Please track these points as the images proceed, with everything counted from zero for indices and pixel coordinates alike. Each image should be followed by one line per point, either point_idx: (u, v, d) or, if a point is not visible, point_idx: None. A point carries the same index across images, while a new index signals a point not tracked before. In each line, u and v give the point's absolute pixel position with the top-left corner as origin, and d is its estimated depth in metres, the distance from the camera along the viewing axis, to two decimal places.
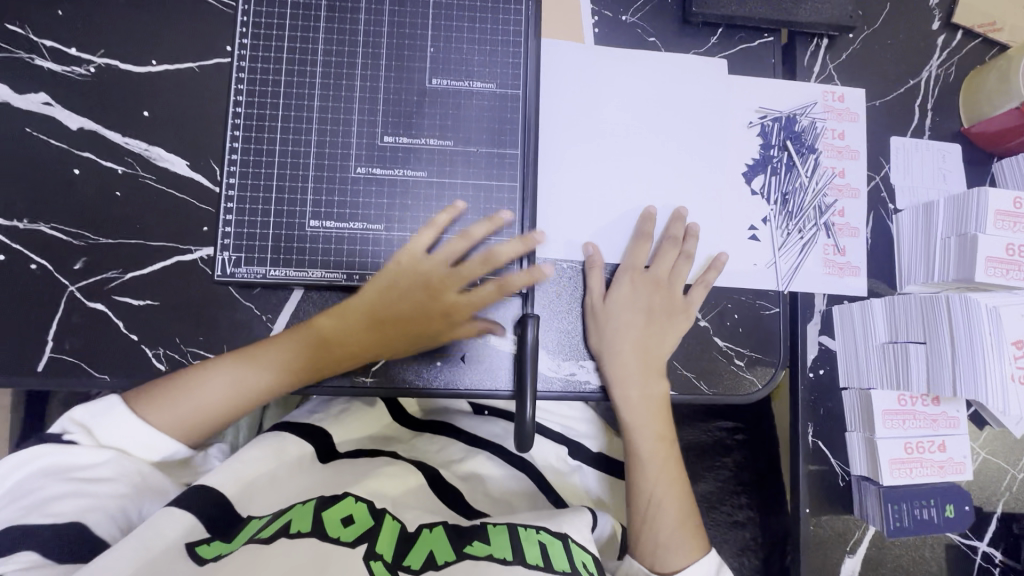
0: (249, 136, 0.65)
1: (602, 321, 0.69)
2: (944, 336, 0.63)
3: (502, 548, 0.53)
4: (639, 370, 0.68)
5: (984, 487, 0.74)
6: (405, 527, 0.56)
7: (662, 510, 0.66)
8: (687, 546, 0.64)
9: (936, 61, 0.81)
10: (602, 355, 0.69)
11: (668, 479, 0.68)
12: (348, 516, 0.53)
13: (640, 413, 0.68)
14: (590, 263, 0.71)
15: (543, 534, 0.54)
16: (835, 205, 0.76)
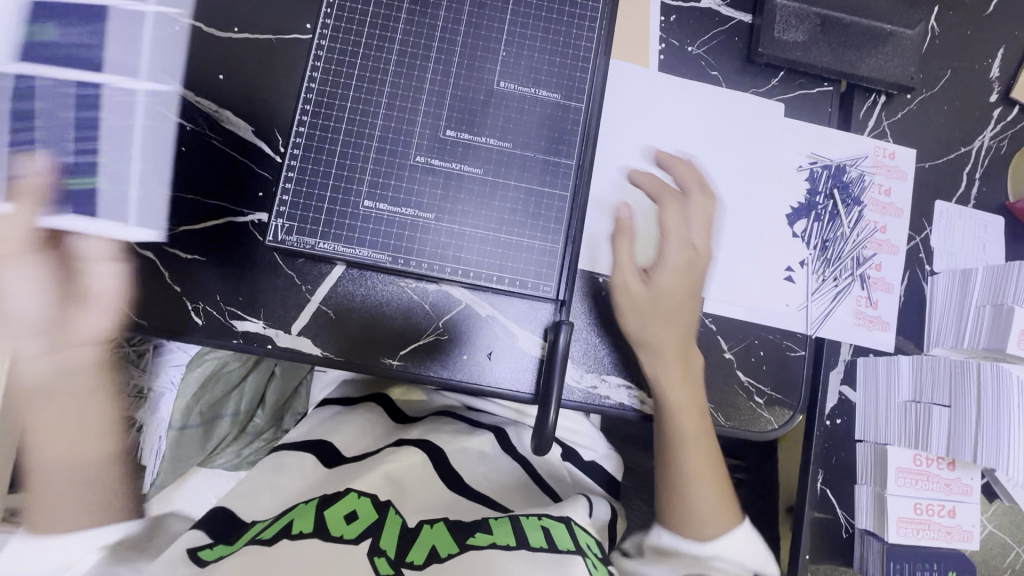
0: (318, 112, 0.67)
1: (644, 313, 0.67)
2: (970, 402, 0.63)
3: (504, 535, 0.53)
4: (674, 355, 0.67)
5: (985, 560, 0.74)
6: (405, 521, 0.56)
7: (696, 456, 0.66)
8: (723, 520, 0.65)
9: (989, 132, 0.82)
10: (639, 346, 0.68)
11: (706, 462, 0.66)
12: (352, 512, 0.53)
13: (681, 395, 0.66)
14: (621, 227, 0.68)
15: (546, 521, 0.56)
16: (873, 258, 0.77)
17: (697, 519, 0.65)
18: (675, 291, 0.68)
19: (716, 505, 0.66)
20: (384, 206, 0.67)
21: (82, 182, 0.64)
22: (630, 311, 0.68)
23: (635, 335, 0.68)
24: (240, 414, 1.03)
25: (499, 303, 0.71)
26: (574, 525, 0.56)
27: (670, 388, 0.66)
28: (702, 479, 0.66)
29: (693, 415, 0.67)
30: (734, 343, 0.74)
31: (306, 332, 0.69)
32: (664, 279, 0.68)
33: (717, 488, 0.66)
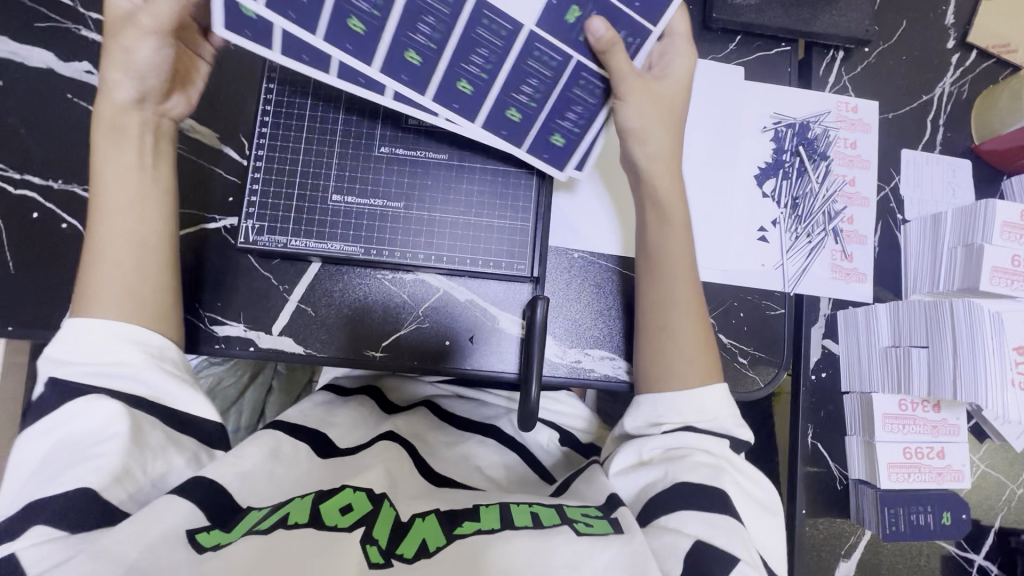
0: (279, 110, 0.67)
1: (671, 121, 0.64)
2: (946, 340, 0.63)
3: (491, 521, 0.52)
4: (668, 218, 0.65)
5: (982, 500, 0.75)
6: (399, 514, 0.53)
7: (677, 289, 0.64)
8: (703, 373, 0.61)
9: (949, 78, 0.83)
10: (645, 157, 0.65)
11: (688, 312, 0.64)
12: (347, 505, 0.51)
13: (670, 259, 0.65)
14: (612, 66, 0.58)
15: (536, 506, 0.54)
16: (843, 212, 0.78)
17: (669, 374, 0.62)
18: (679, 86, 0.64)
19: (696, 352, 0.63)
20: (353, 198, 0.68)
21: (358, 26, 0.54)
22: (636, 89, 0.60)
23: (645, 142, 0.64)
24: (241, 430, 1.01)
25: (477, 286, 0.71)
26: (567, 506, 0.54)
27: (665, 244, 0.65)
28: (688, 333, 0.63)
29: (680, 259, 0.65)
30: (714, 306, 0.74)
31: (287, 331, 0.70)
32: (674, 75, 0.64)
33: (698, 350, 0.63)
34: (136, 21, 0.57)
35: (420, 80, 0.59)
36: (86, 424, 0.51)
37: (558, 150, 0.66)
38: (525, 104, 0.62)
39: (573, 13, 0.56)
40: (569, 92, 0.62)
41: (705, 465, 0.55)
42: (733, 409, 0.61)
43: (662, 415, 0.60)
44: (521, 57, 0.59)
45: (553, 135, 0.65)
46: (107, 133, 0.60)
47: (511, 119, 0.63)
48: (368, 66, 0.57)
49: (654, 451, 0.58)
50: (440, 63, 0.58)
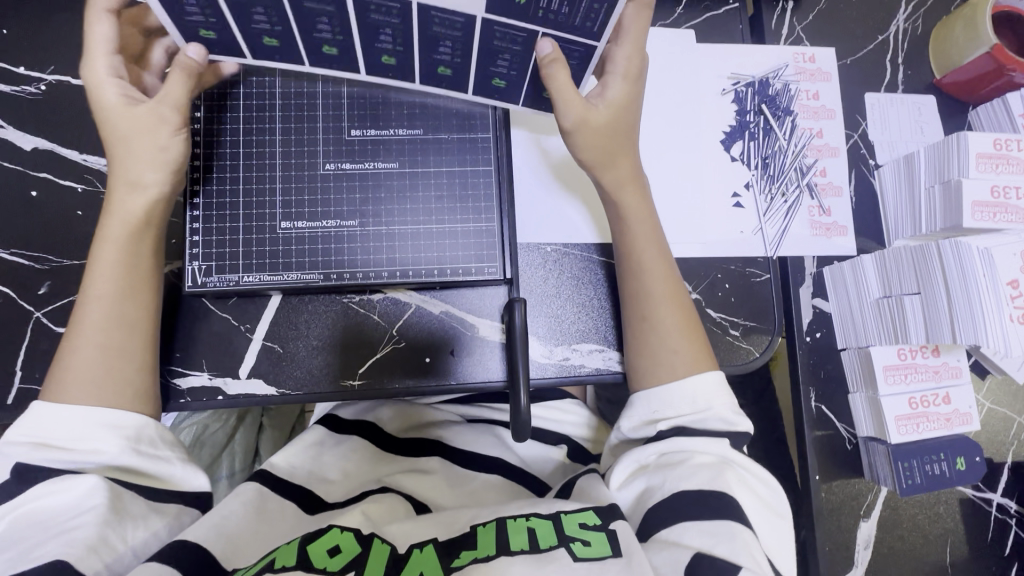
0: (210, 140, 0.63)
1: (612, 144, 0.63)
2: (937, 283, 0.62)
3: (488, 547, 0.50)
4: (637, 211, 0.64)
5: (992, 437, 0.73)
6: (396, 548, 0.52)
7: (654, 280, 0.63)
8: (692, 362, 0.61)
9: (902, 15, 0.81)
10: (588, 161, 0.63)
11: (669, 297, 0.63)
12: (334, 547, 0.50)
13: (642, 254, 0.64)
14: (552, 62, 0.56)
15: (533, 519, 0.52)
16: (815, 165, 0.75)
17: (657, 368, 0.61)
18: (618, 107, 0.62)
19: (682, 341, 0.62)
20: (303, 223, 0.63)
21: (272, 42, 0.57)
22: (576, 127, 0.61)
23: (595, 163, 0.63)
24: (236, 473, 0.95)
25: (450, 296, 0.68)
26: (563, 514, 0.52)
27: (631, 239, 0.64)
28: (673, 319, 0.63)
29: (649, 249, 0.64)
30: (698, 282, 0.71)
31: (255, 374, 0.65)
32: (613, 94, 0.61)
33: (685, 339, 0.62)
34: (161, 116, 0.56)
35: (349, 64, 0.60)
36: (59, 501, 0.50)
37: (505, 91, 0.63)
38: (452, 61, 0.59)
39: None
40: (495, 31, 0.55)
41: (704, 467, 0.54)
42: (728, 397, 0.59)
43: (658, 411, 0.60)
44: (428, 23, 0.54)
45: (493, 79, 0.61)
46: (136, 227, 0.58)
47: (443, 76, 0.61)
48: (303, 65, 0.61)
49: (655, 458, 0.57)
50: (354, 52, 0.58)
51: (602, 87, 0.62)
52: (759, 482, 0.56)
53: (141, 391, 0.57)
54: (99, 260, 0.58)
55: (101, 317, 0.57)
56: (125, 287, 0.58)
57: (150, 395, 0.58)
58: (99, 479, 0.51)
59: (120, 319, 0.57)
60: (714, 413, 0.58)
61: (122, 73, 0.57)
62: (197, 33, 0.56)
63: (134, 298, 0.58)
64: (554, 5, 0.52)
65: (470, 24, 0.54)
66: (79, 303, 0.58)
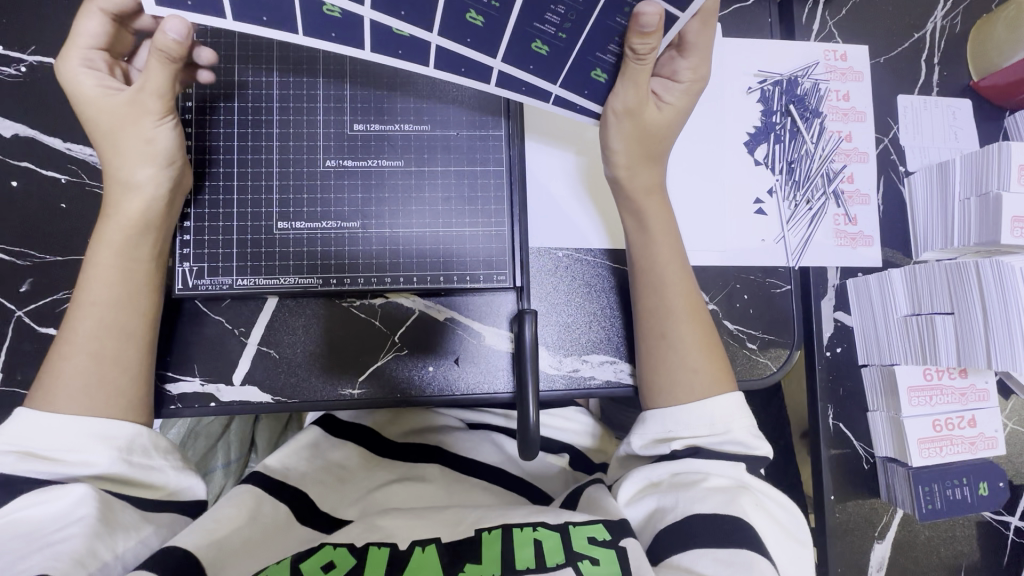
0: (203, 133, 0.59)
1: (647, 150, 0.59)
2: (976, 305, 0.58)
3: (492, 563, 0.46)
4: (659, 219, 0.61)
5: (1014, 460, 0.71)
6: (397, 547, 0.49)
7: (668, 297, 0.60)
8: (709, 381, 0.58)
9: (940, 12, 0.76)
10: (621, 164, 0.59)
11: (685, 313, 0.60)
12: (328, 563, 0.47)
13: (658, 271, 0.60)
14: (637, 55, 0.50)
15: (539, 530, 0.49)
16: (843, 171, 0.71)
17: (675, 386, 0.59)
18: (674, 114, 0.58)
19: (702, 357, 0.59)
20: (301, 223, 0.60)
21: None
22: (625, 113, 0.56)
23: (630, 162, 0.59)
24: (232, 463, 0.93)
25: (455, 302, 0.64)
26: (571, 526, 0.49)
27: (644, 256, 0.61)
28: (690, 334, 0.60)
29: (672, 266, 0.61)
30: (715, 292, 0.68)
31: (250, 380, 0.62)
32: (673, 99, 0.57)
33: (703, 356, 0.59)
34: (141, 105, 0.51)
35: (352, 35, 0.51)
36: (41, 512, 0.46)
37: (546, 62, 0.53)
38: (488, 4, 0.48)
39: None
40: (529, 27, 0.50)
41: (717, 491, 0.51)
42: (746, 418, 0.57)
43: (673, 429, 0.57)
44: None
45: (534, 43, 0.51)
46: (129, 228, 0.54)
47: (474, 25, 0.49)
48: (295, 35, 0.51)
49: (669, 477, 0.54)
50: (362, 18, 0.49)
51: (664, 89, 0.58)
52: (777, 504, 0.53)
53: (134, 400, 0.54)
54: (92, 264, 0.54)
55: (93, 322, 0.53)
56: (119, 291, 0.54)
57: (143, 404, 0.55)
58: (88, 488, 0.48)
59: (113, 324, 0.54)
60: (732, 436, 0.56)
61: (100, 67, 0.53)
62: None
63: (129, 303, 0.54)
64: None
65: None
66: (71, 307, 0.54)
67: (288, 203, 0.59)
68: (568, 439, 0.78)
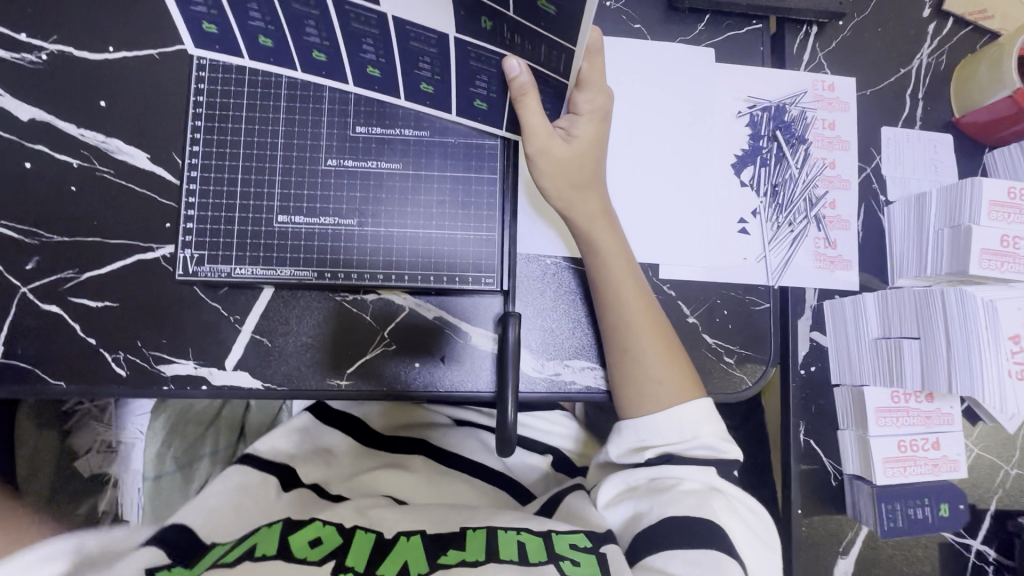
0: (212, 126, 0.62)
1: (576, 183, 0.62)
2: (939, 331, 0.60)
3: (476, 552, 0.49)
4: (608, 238, 0.63)
5: (977, 484, 0.73)
6: (382, 535, 0.52)
7: (627, 316, 0.63)
8: (677, 392, 0.61)
9: (926, 49, 0.79)
10: (551, 187, 0.62)
11: (647, 330, 0.63)
12: (314, 540, 0.50)
13: (612, 286, 0.63)
14: (521, 90, 0.55)
15: (523, 533, 0.51)
16: (825, 197, 0.74)
17: (643, 396, 0.61)
18: (587, 145, 0.61)
19: (672, 369, 0.62)
20: (301, 218, 0.62)
21: (267, 42, 0.56)
22: (539, 155, 0.60)
23: (562, 195, 0.62)
24: (219, 452, 0.94)
25: (445, 302, 0.66)
26: (555, 533, 0.52)
27: (601, 281, 0.63)
28: (654, 348, 0.62)
29: (627, 289, 0.63)
30: (696, 306, 0.70)
31: (242, 366, 0.64)
32: (582, 131, 0.60)
33: (671, 370, 0.62)
34: None
35: (337, 72, 0.59)
36: None
37: (487, 113, 0.61)
38: (432, 78, 0.58)
39: (486, 23, 0.51)
40: (466, 90, 0.58)
41: (691, 494, 0.54)
42: (713, 424, 0.60)
43: (645, 439, 0.59)
44: (408, 68, 0.57)
45: (475, 100, 0.60)
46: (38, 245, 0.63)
47: (426, 93, 0.59)
48: (296, 70, 0.60)
49: (642, 480, 0.57)
50: (342, 59, 0.57)
51: (569, 123, 0.60)
52: (747, 509, 0.56)
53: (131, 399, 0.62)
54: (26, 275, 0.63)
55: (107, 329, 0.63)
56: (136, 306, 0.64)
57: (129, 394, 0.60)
58: None
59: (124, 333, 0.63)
60: (698, 442, 0.58)
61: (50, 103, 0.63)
62: (201, 28, 0.55)
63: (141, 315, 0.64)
64: (517, 40, 0.52)
65: (445, 46, 0.53)
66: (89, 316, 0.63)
67: (289, 198, 0.62)
68: (550, 441, 0.81)
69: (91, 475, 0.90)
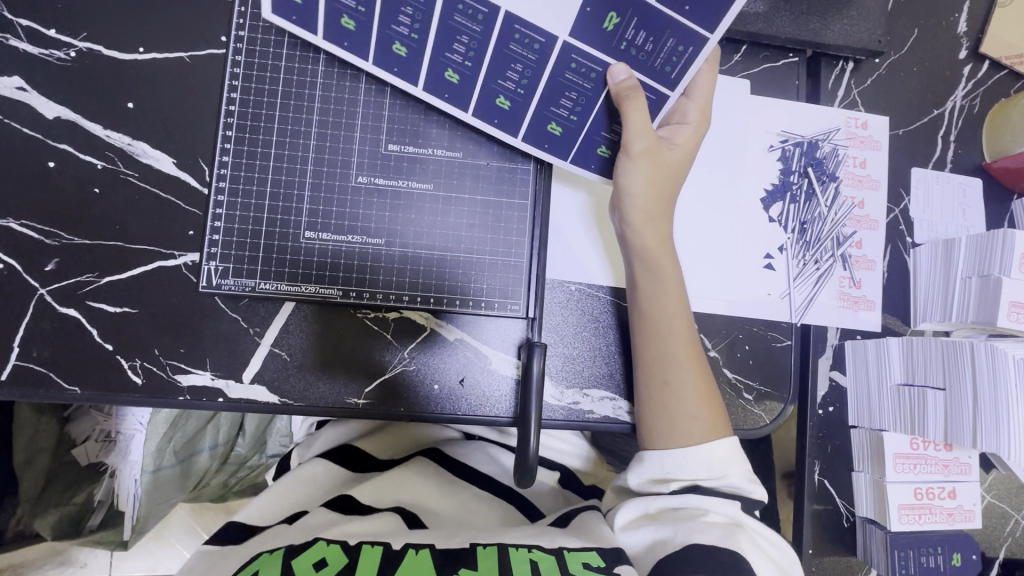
0: (243, 137, 0.61)
1: (662, 195, 0.62)
2: (966, 386, 0.59)
3: (489, 569, 0.49)
4: (666, 265, 0.63)
5: (988, 532, 0.73)
6: (391, 547, 0.52)
7: (674, 346, 0.62)
8: (708, 430, 0.61)
9: (961, 91, 0.79)
10: (628, 193, 0.61)
11: (687, 365, 0.62)
12: (320, 559, 0.49)
13: (664, 318, 0.63)
14: (623, 91, 0.57)
15: (535, 551, 0.51)
16: (853, 236, 0.74)
17: (675, 432, 0.61)
18: (684, 154, 0.62)
19: (701, 407, 0.61)
20: (328, 234, 0.61)
21: (349, 23, 0.56)
22: (642, 155, 0.59)
23: (644, 207, 0.61)
24: (219, 446, 0.96)
25: (468, 325, 0.66)
26: (567, 551, 0.52)
27: (659, 304, 0.63)
28: (689, 384, 0.62)
29: (677, 318, 0.63)
30: (718, 340, 0.70)
31: (259, 379, 0.63)
32: (683, 140, 0.62)
33: (703, 405, 0.61)
34: None
35: (411, 71, 0.59)
36: None
37: (558, 142, 0.62)
38: (514, 92, 0.59)
39: (611, 21, 0.53)
40: (547, 111, 0.60)
41: (715, 526, 0.54)
42: (741, 463, 0.60)
43: (671, 472, 0.60)
44: (492, 78, 0.58)
45: (549, 124, 0.61)
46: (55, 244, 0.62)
47: (502, 108, 0.60)
48: (365, 62, 0.59)
49: (660, 508, 0.58)
50: (424, 57, 0.57)
51: (672, 132, 0.62)
52: (770, 547, 0.56)
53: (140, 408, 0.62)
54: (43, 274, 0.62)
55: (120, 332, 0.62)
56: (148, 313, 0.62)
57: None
58: None
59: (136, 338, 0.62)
60: (728, 481, 0.59)
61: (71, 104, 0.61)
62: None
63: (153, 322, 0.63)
64: (639, 40, 0.54)
65: (545, 53, 0.56)
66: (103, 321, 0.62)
67: (320, 214, 0.61)
68: (559, 459, 0.81)
69: (88, 463, 0.93)
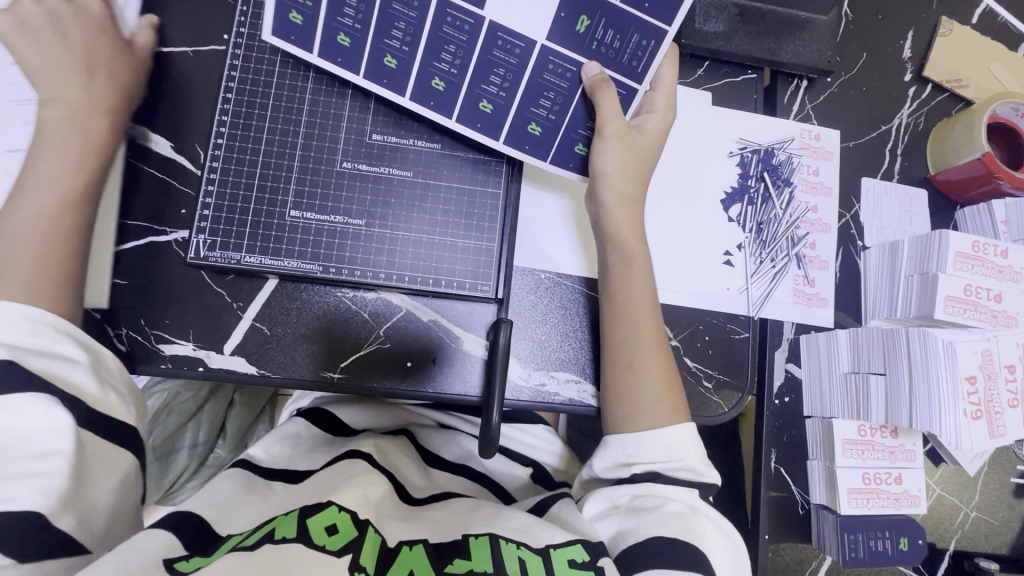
0: (238, 122, 0.66)
1: (635, 174, 0.66)
2: (903, 369, 0.64)
3: (483, 561, 0.51)
4: (636, 249, 0.67)
5: (937, 524, 0.76)
6: (386, 542, 0.53)
7: (641, 329, 0.66)
8: (667, 412, 0.63)
9: (906, 110, 0.86)
10: (602, 173, 0.65)
11: (653, 348, 0.66)
12: (332, 525, 0.50)
13: (632, 302, 0.66)
14: (596, 84, 0.63)
15: (524, 548, 0.53)
16: (806, 237, 0.79)
17: (639, 410, 0.63)
18: (653, 138, 0.67)
19: (663, 387, 0.64)
20: (312, 214, 0.66)
21: (345, 41, 0.63)
22: (615, 134, 0.64)
23: (620, 191, 0.66)
24: (197, 446, 0.98)
25: (441, 306, 0.69)
26: (554, 548, 0.53)
27: (625, 285, 0.66)
28: (651, 367, 0.65)
29: (644, 303, 0.66)
30: (679, 330, 0.74)
31: (239, 350, 0.66)
32: (652, 126, 0.67)
33: (663, 391, 0.64)
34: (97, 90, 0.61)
35: (399, 82, 0.64)
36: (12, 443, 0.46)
37: (538, 141, 0.67)
38: (496, 95, 0.65)
39: (583, 24, 0.62)
40: (527, 113, 0.66)
41: (674, 516, 0.56)
42: (699, 449, 0.62)
43: (631, 455, 0.62)
44: (476, 82, 0.64)
45: (530, 124, 0.66)
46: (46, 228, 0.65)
47: (484, 112, 0.66)
48: (356, 77, 0.64)
49: (627, 496, 0.59)
50: (412, 67, 0.64)
51: (641, 121, 0.67)
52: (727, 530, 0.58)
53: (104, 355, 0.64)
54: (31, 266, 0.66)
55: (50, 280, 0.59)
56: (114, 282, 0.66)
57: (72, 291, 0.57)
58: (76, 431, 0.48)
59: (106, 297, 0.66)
60: (685, 463, 0.61)
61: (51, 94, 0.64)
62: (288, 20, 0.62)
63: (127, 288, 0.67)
64: (608, 38, 0.63)
65: (524, 58, 0.64)
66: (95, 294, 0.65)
67: (307, 196, 0.66)
68: (531, 451, 0.83)
69: None
